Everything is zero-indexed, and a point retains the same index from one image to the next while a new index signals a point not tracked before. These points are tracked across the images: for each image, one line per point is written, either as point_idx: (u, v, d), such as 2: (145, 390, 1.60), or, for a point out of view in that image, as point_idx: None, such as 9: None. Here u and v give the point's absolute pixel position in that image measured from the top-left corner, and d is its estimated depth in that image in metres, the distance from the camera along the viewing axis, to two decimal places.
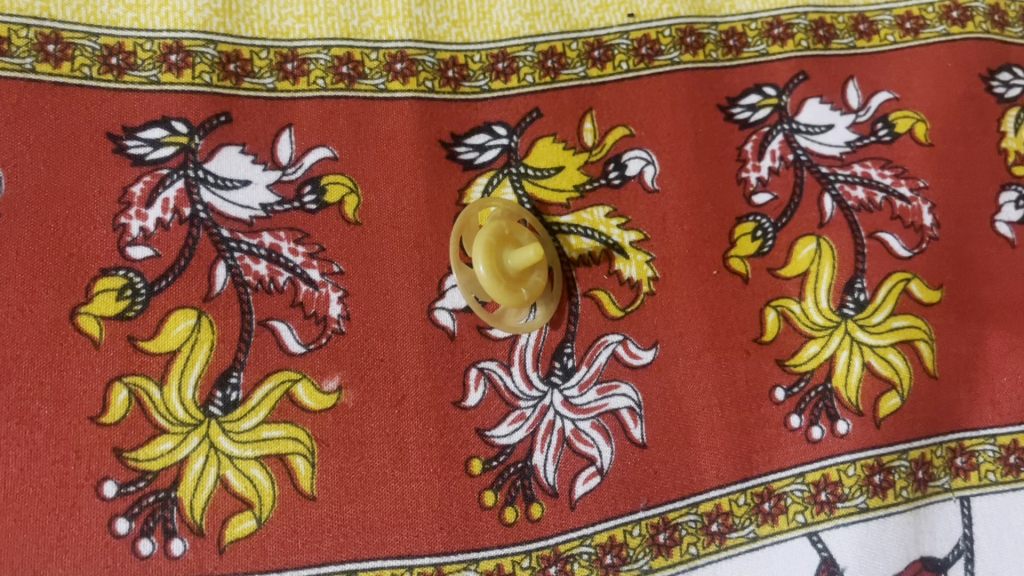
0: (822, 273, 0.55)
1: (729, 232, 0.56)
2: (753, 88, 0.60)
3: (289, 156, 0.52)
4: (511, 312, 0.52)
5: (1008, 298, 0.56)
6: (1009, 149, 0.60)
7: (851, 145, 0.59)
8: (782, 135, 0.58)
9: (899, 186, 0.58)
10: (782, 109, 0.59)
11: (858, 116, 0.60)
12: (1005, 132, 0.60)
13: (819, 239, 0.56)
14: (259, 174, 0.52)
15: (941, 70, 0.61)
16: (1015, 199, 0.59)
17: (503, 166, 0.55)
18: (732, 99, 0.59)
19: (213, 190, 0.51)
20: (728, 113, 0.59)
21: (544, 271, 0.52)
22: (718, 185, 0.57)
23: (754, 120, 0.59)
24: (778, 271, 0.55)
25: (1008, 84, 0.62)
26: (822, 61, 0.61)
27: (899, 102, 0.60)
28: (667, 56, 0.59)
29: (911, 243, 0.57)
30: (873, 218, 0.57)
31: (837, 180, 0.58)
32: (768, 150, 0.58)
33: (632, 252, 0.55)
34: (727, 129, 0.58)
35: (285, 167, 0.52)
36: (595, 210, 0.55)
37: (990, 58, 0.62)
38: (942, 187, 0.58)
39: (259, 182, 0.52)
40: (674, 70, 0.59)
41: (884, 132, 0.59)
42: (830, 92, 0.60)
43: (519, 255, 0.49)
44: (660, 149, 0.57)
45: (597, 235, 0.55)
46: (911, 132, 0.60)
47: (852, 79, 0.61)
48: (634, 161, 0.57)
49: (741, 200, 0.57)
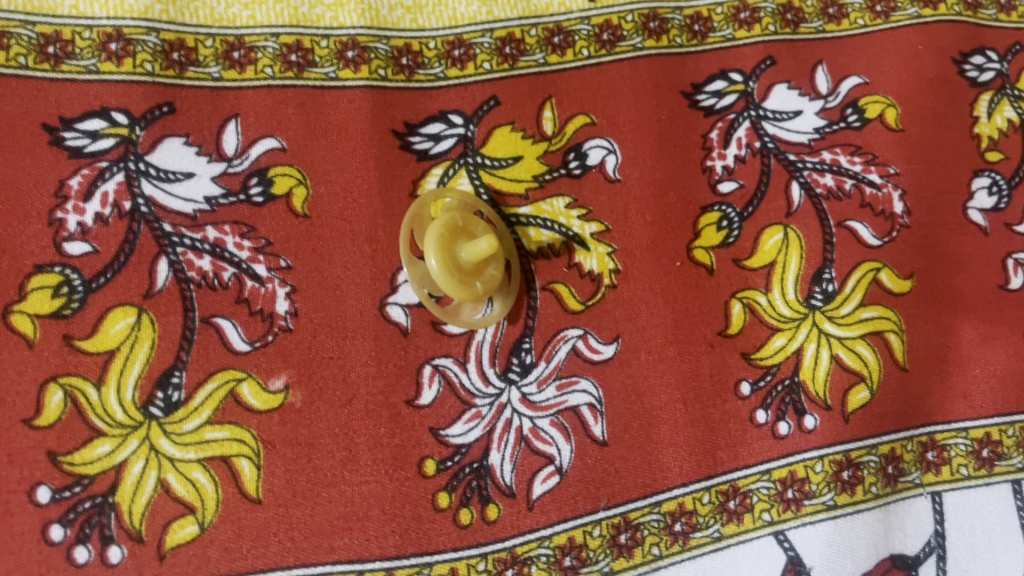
0: (789, 263, 0.54)
1: (693, 221, 0.54)
2: (719, 73, 0.58)
3: (235, 148, 0.51)
4: (466, 307, 0.50)
5: (980, 287, 0.55)
6: (982, 134, 0.59)
7: (820, 131, 0.57)
8: (749, 122, 0.57)
9: (869, 173, 0.56)
10: (749, 95, 0.57)
11: (827, 102, 0.58)
12: (978, 117, 0.59)
13: (786, 229, 0.54)
14: (203, 166, 0.50)
15: (912, 54, 0.60)
16: (988, 185, 0.57)
17: (459, 156, 0.53)
18: (697, 85, 0.57)
19: (154, 182, 0.49)
20: (693, 99, 0.57)
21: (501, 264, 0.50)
22: (683, 173, 0.55)
23: (720, 106, 0.57)
24: (744, 262, 0.54)
25: (980, 68, 0.60)
26: (790, 45, 0.59)
27: (869, 87, 0.59)
28: (629, 42, 0.57)
29: (881, 231, 0.55)
30: (842, 206, 0.55)
31: (806, 168, 0.56)
32: (734, 137, 0.56)
33: (593, 244, 0.53)
34: (692, 116, 0.56)
35: (230, 159, 0.50)
36: (555, 200, 0.53)
37: (963, 41, 0.61)
38: (913, 174, 0.57)
39: (203, 175, 0.50)
40: (637, 56, 0.57)
41: (854, 118, 0.58)
42: (798, 77, 0.58)
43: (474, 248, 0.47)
44: (623, 136, 0.55)
45: (556, 226, 0.53)
46: (881, 118, 0.58)
47: (821, 64, 0.59)
48: (595, 149, 0.55)
49: (706, 188, 0.55)
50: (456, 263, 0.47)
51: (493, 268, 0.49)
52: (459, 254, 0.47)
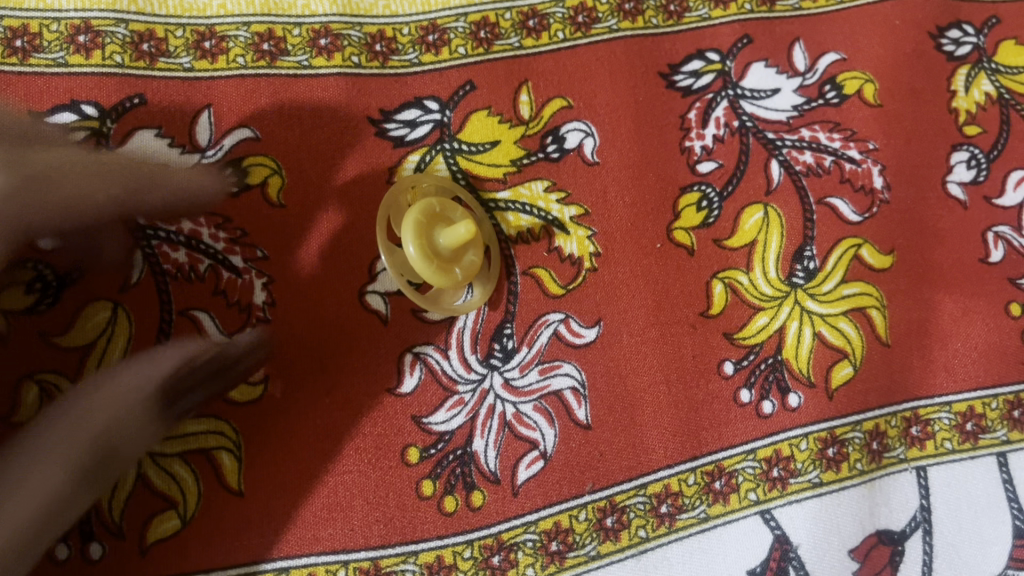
0: (770, 242, 0.54)
1: (673, 203, 0.54)
2: (696, 53, 0.57)
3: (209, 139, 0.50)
4: (447, 294, 0.49)
5: (961, 261, 0.55)
6: (960, 108, 0.58)
7: (799, 109, 0.57)
8: (728, 101, 0.56)
9: (848, 150, 0.56)
10: (726, 74, 0.57)
11: (805, 79, 0.58)
12: (956, 91, 0.59)
13: (766, 208, 0.54)
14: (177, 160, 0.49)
15: (888, 29, 0.60)
16: (966, 159, 0.57)
17: (436, 142, 0.53)
18: (674, 65, 0.57)
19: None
20: (670, 80, 0.56)
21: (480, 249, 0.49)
22: (661, 154, 0.55)
23: (698, 86, 0.57)
24: (725, 241, 0.53)
25: (957, 42, 0.60)
26: (766, 23, 0.59)
27: (846, 64, 0.58)
28: (604, 24, 0.57)
29: (861, 208, 0.55)
30: (822, 183, 0.55)
31: (785, 146, 0.56)
32: (712, 117, 0.56)
33: (573, 227, 0.53)
34: (669, 96, 0.56)
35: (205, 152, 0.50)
36: (534, 184, 0.53)
37: (939, 15, 0.61)
38: (892, 149, 0.56)
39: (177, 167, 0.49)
40: (612, 38, 0.57)
41: (832, 95, 0.57)
42: (775, 55, 0.58)
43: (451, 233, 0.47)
44: (600, 118, 0.55)
45: (536, 211, 0.53)
46: (859, 94, 0.58)
47: (798, 41, 0.59)
48: (573, 132, 0.54)
49: (685, 169, 0.55)
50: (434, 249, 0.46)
51: (471, 254, 0.49)
52: (436, 240, 0.46)
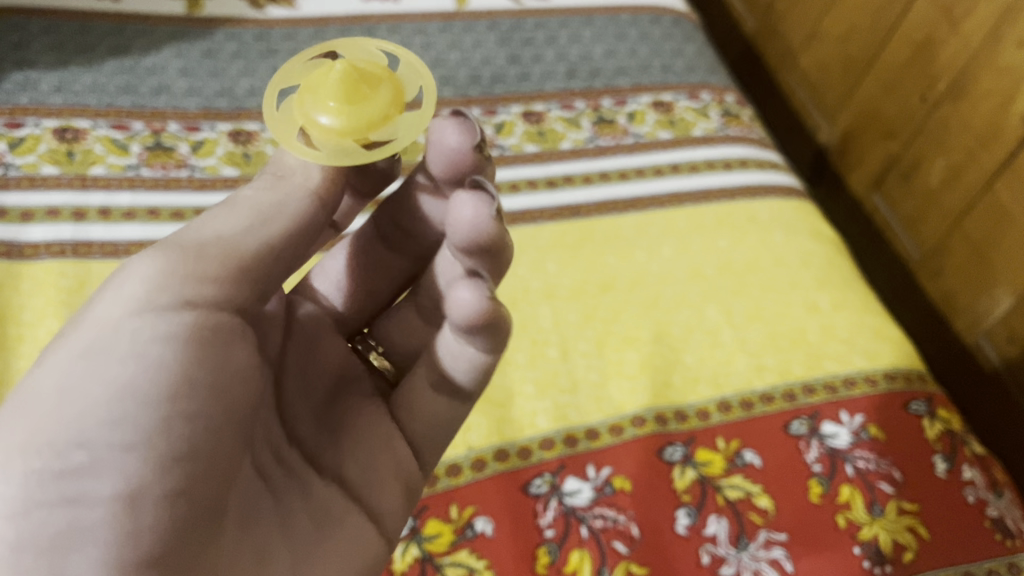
0: (585, 567, 1.05)
1: (533, 553, 1.06)
2: (538, 474, 1.13)
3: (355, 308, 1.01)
4: (324, 97, 0.70)
5: (685, 565, 1.07)
6: (677, 486, 1.14)
7: (593, 497, 1.12)
8: (556, 498, 1.11)
9: (620, 515, 1.10)
10: (554, 484, 1.12)
11: (595, 482, 1.13)
12: (675, 477, 1.15)
13: (582, 550, 1.07)
14: (462, 318, 0.76)
15: (636, 450, 1.17)
16: (684, 512, 1.12)
17: (410, 536, 1.05)
18: (527, 482, 1.12)
19: (427, 389, 0.91)
20: (527, 489, 1.11)
21: (333, 81, 0.70)
22: (525, 528, 1.08)
23: (540, 493, 1.11)
24: (562, 568, 1.05)
25: (672, 453, 1.18)
26: (573, 456, 1.16)
27: (616, 472, 1.15)
28: (490, 467, 1.13)
29: (629, 544, 1.08)
30: (610, 534, 1.08)
31: (588, 517, 1.10)
32: (549, 507, 1.10)
33: (484, 572, 1.04)
34: (526, 498, 1.10)
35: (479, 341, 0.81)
36: (462, 552, 1.05)
37: (660, 441, 1.19)
38: (643, 513, 1.11)
39: (460, 373, 0.87)
40: (494, 473, 1.12)
41: (610, 488, 1.13)
42: (579, 472, 1.14)
43: (331, 94, 0.70)
44: (492, 513, 1.08)
45: (464, 566, 1.04)
46: (623, 486, 1.13)
47: (591, 463, 1.15)
48: (479, 523, 1.07)
49: (538, 535, 1.08)
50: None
51: (365, 48, 0.80)
52: (339, 96, 0.70)
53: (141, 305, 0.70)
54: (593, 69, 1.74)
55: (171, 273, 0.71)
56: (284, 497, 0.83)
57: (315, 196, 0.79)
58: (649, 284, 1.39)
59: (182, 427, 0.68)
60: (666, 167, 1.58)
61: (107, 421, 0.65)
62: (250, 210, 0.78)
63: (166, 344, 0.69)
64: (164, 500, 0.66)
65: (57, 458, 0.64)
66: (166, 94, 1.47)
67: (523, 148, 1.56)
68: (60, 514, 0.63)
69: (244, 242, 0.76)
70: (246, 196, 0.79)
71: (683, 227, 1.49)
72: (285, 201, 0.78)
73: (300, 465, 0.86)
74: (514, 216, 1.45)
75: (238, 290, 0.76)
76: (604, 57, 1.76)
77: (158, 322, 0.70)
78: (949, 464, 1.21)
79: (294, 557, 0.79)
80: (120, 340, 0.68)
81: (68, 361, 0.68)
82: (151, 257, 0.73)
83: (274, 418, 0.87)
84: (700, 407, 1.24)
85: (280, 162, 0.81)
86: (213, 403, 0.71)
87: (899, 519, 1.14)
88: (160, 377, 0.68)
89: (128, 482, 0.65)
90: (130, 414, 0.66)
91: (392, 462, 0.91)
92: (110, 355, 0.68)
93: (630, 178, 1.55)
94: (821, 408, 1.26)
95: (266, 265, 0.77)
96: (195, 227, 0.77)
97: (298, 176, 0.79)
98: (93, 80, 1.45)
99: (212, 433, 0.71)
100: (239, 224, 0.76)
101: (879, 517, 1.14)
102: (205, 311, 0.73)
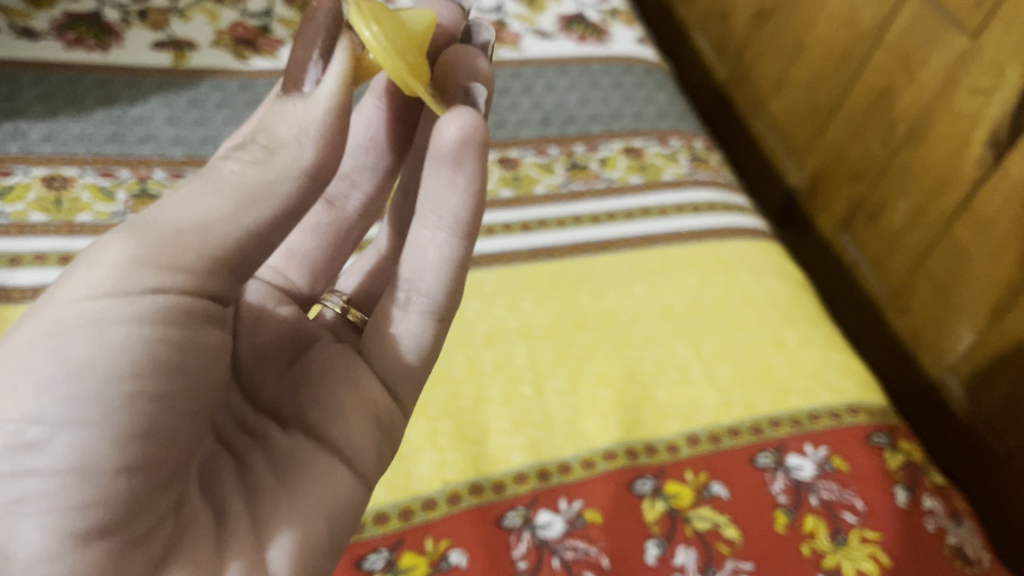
0: None
1: None
2: (512, 508, 1.16)
3: (309, 277, 1.11)
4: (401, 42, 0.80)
5: None
6: (648, 518, 1.18)
7: (565, 529, 1.15)
8: (529, 531, 1.14)
9: (591, 547, 1.14)
10: (527, 517, 1.15)
11: (568, 514, 1.17)
12: (646, 509, 1.19)
13: None
14: (447, 151, 0.81)
15: (607, 484, 1.21)
16: (654, 543, 1.15)
17: (385, 569, 1.07)
18: (501, 515, 1.15)
19: (396, 308, 0.91)
20: (501, 522, 1.14)
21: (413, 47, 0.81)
22: (499, 560, 1.11)
23: (513, 525, 1.14)
24: None
25: (643, 485, 1.21)
26: (546, 490, 1.19)
27: (587, 505, 1.18)
28: (465, 501, 1.16)
29: None
30: (581, 566, 1.12)
31: (560, 549, 1.13)
32: (522, 540, 1.13)
33: None
34: (500, 532, 1.13)
35: (457, 200, 0.85)
36: None
37: (631, 474, 1.23)
38: (613, 545, 1.14)
39: (428, 272, 0.88)
40: (468, 507, 1.15)
41: (581, 521, 1.16)
42: (552, 505, 1.17)
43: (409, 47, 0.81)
44: (466, 546, 1.11)
45: None
46: (595, 518, 1.17)
47: (563, 497, 1.18)
48: (454, 556, 1.10)
49: (512, 567, 1.11)
50: (316, 107, 0.73)
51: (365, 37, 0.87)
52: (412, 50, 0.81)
53: (111, 287, 0.69)
54: (567, 117, 1.81)
55: (142, 258, 0.69)
56: (257, 465, 0.85)
57: (306, 176, 0.73)
58: (621, 323, 1.43)
59: (143, 408, 0.69)
60: (637, 211, 1.64)
61: (63, 399, 0.66)
62: (231, 189, 0.71)
63: (132, 326, 0.69)
64: (118, 474, 0.67)
65: (13, 434, 0.65)
66: (152, 143, 1.52)
67: (499, 193, 1.62)
68: (12, 486, 0.66)
69: (223, 227, 0.71)
70: (230, 172, 0.72)
71: (654, 268, 1.54)
72: (272, 182, 0.72)
73: (268, 426, 0.90)
74: (490, 257, 1.50)
75: (212, 279, 0.73)
76: (578, 105, 1.83)
77: (126, 304, 0.69)
78: (909, 494, 1.26)
79: (255, 517, 0.80)
80: (86, 317, 0.68)
81: (31, 336, 0.68)
82: (121, 240, 0.70)
83: (235, 387, 0.92)
84: (670, 441, 1.28)
85: (271, 134, 0.73)
86: (175, 377, 0.73)
87: (861, 547, 1.18)
88: (123, 357, 0.68)
89: (80, 458, 0.66)
90: (90, 392, 0.67)
91: (360, 399, 0.90)
92: (73, 332, 0.68)
93: (602, 221, 1.61)
94: (786, 441, 1.30)
95: (247, 248, 0.73)
96: (173, 206, 0.71)
97: (288, 152, 0.73)
98: (81, 130, 1.50)
99: (173, 409, 0.73)
100: (219, 204, 0.71)
101: (842, 545, 1.18)
102: (176, 295, 0.72)
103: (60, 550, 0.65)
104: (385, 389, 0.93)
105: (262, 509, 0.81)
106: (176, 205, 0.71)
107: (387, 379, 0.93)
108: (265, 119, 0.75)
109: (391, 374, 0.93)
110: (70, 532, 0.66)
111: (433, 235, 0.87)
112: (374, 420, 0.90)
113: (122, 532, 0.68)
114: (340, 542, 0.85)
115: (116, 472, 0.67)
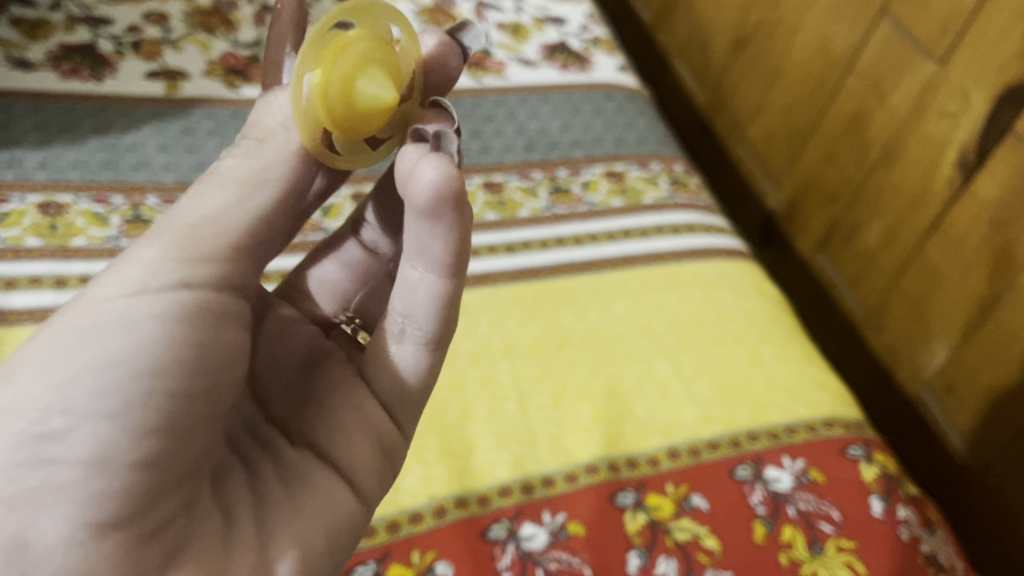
0: None
1: None
2: (496, 521, 1.19)
3: (339, 306, 1.11)
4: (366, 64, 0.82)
5: None
6: (630, 529, 1.21)
7: (549, 541, 1.18)
8: (513, 543, 1.17)
9: (574, 558, 1.17)
10: (511, 529, 1.18)
11: (551, 527, 1.19)
12: (627, 521, 1.22)
13: None
14: (421, 200, 0.77)
15: (589, 496, 1.24)
16: (636, 554, 1.18)
17: None
18: (486, 528, 1.18)
19: (392, 340, 0.92)
20: (486, 535, 1.17)
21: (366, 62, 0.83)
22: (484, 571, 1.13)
23: (498, 538, 1.17)
24: None
25: (625, 498, 1.25)
26: (530, 503, 1.22)
27: (570, 517, 1.21)
28: (451, 514, 1.19)
29: None
30: None
31: (544, 560, 1.16)
32: (506, 552, 1.16)
33: None
34: (484, 544, 1.16)
35: (438, 248, 0.82)
36: None
37: (612, 487, 1.26)
38: (596, 557, 1.17)
39: (420, 306, 0.87)
40: (453, 520, 1.18)
41: (564, 533, 1.19)
42: (535, 518, 1.20)
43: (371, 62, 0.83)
44: (452, 558, 1.14)
45: None
46: (578, 530, 1.20)
47: (546, 509, 1.21)
48: (440, 568, 1.13)
49: None
50: None
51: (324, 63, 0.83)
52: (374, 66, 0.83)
53: (139, 284, 0.76)
54: (550, 143, 1.86)
55: (166, 256, 0.78)
56: (266, 476, 0.88)
57: (298, 158, 0.87)
58: (603, 341, 1.47)
59: (163, 404, 0.73)
60: (618, 233, 1.68)
61: (89, 390, 0.71)
62: (234, 182, 0.84)
63: (159, 324, 0.75)
64: (136, 468, 0.70)
65: (37, 422, 0.69)
66: (144, 169, 1.56)
67: (484, 216, 1.66)
68: (31, 475, 0.67)
69: (235, 216, 0.83)
70: (230, 168, 0.85)
71: (635, 288, 1.58)
72: (268, 167, 0.86)
73: (275, 438, 0.93)
74: (475, 278, 1.54)
75: (233, 268, 0.83)
76: (560, 131, 1.89)
77: (152, 300, 0.76)
78: (885, 504, 1.29)
79: (262, 521, 0.83)
80: (114, 312, 0.75)
81: (62, 333, 0.74)
82: (144, 242, 0.79)
83: (250, 398, 0.96)
84: (651, 455, 1.32)
85: (257, 127, 0.88)
86: (199, 378, 0.77)
87: (837, 556, 1.22)
88: (148, 353, 0.74)
89: (101, 449, 0.69)
90: (115, 384, 0.71)
91: (365, 421, 0.94)
92: (102, 328, 0.74)
93: (584, 242, 1.65)
94: (763, 454, 1.33)
95: (258, 234, 0.86)
96: (183, 205, 0.82)
97: (279, 138, 0.87)
98: (75, 157, 1.53)
99: (193, 407, 0.77)
100: (228, 196, 0.83)
101: (818, 554, 1.22)
102: (200, 290, 0.79)
103: (79, 539, 0.68)
104: (391, 416, 0.96)
105: (268, 519, 0.84)
106: (189, 204, 0.82)
107: (393, 407, 0.96)
108: (251, 118, 0.89)
109: (398, 403, 0.96)
110: (91, 522, 0.68)
111: (421, 276, 0.85)
112: (377, 443, 0.94)
113: (136, 525, 0.71)
114: (338, 555, 0.88)
115: (137, 464, 0.71)
